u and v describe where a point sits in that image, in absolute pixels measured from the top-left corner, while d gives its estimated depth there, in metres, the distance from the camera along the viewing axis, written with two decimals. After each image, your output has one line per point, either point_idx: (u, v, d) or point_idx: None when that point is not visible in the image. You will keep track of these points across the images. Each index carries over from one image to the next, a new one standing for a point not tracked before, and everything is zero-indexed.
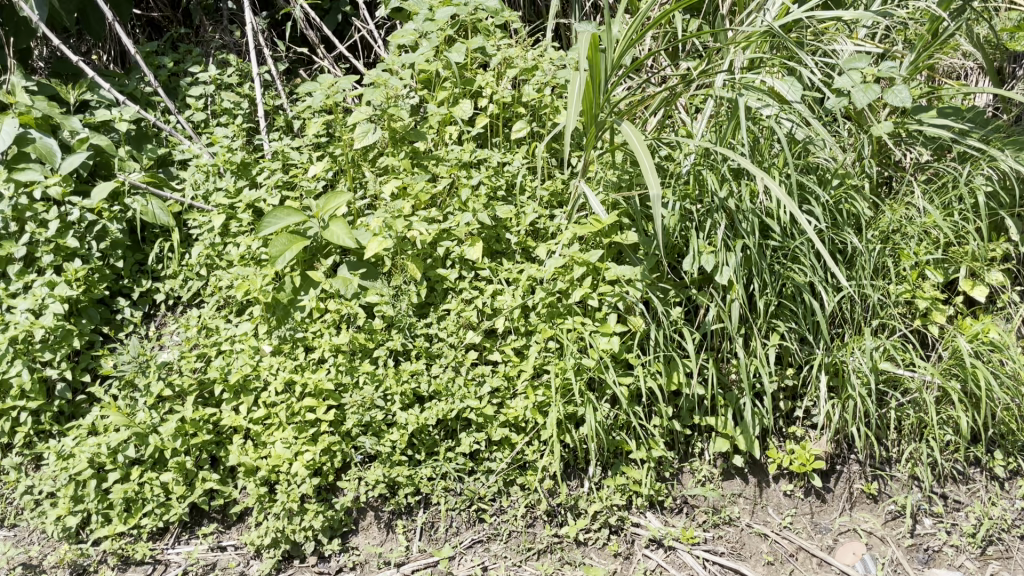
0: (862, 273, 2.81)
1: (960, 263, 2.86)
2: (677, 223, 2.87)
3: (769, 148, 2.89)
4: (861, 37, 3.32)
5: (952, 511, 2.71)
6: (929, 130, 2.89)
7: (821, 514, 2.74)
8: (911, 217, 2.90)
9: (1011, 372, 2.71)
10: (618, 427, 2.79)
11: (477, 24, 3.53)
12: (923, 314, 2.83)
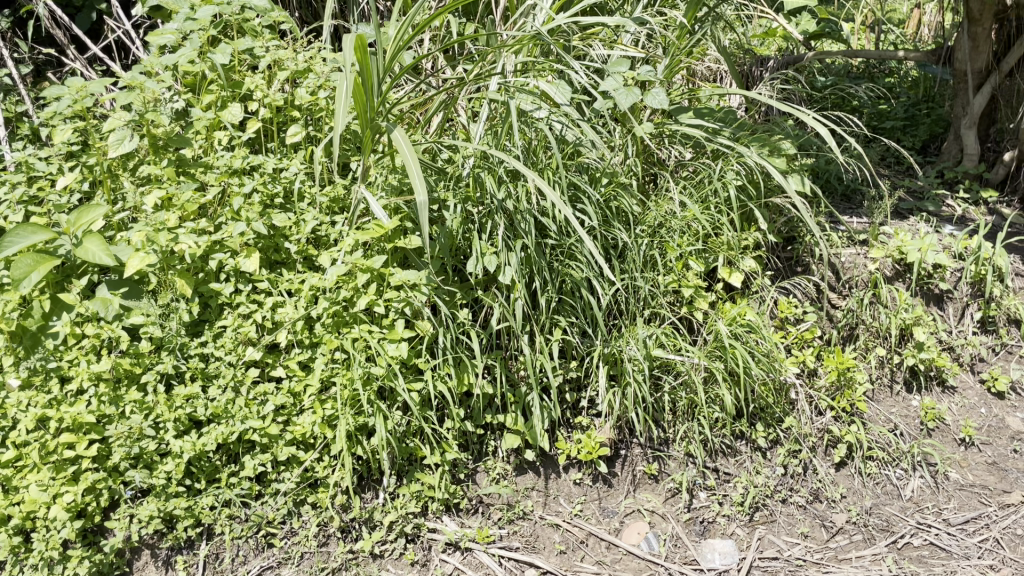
0: (634, 266, 2.98)
1: (718, 253, 3.09)
2: (460, 225, 2.89)
3: (542, 149, 3.00)
4: (625, 42, 3.51)
5: (722, 483, 2.87)
6: (685, 130, 3.12)
7: (609, 498, 2.86)
8: (673, 212, 3.12)
9: (766, 350, 2.95)
10: (411, 434, 2.77)
11: (244, 23, 3.36)
12: (688, 301, 3.03)
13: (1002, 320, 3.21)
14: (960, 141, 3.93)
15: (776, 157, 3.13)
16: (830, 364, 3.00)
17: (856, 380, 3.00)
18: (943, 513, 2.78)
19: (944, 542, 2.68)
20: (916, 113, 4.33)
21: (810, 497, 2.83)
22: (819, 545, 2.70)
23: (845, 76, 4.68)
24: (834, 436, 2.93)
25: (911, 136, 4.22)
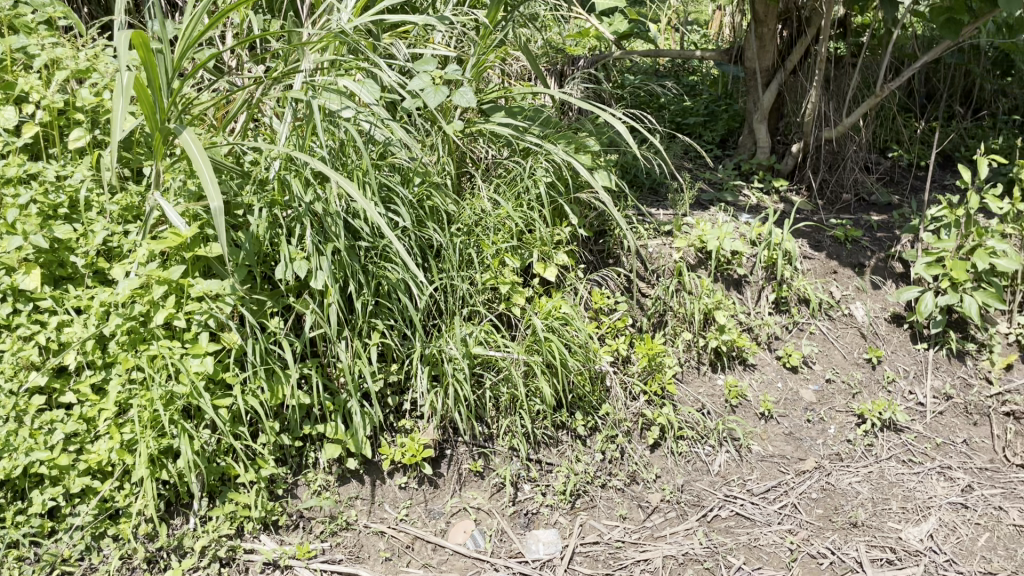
0: (450, 266, 2.97)
1: (532, 248, 3.15)
2: (267, 230, 2.75)
3: (351, 150, 2.93)
4: (434, 41, 3.51)
5: (545, 474, 2.93)
6: (494, 129, 3.16)
7: (435, 499, 2.84)
8: (487, 209, 3.15)
9: (581, 341, 3.03)
10: (222, 453, 2.64)
11: (15, 19, 3.09)
12: (506, 297, 3.06)
13: (794, 300, 3.48)
14: (754, 135, 4.21)
15: (582, 153, 3.23)
16: (641, 351, 3.12)
17: (665, 364, 3.15)
18: (748, 484, 2.94)
19: (749, 512, 2.83)
20: (715, 109, 4.63)
21: (627, 480, 2.93)
22: (636, 526, 2.80)
23: (652, 75, 4.90)
24: (647, 419, 3.06)
25: (711, 130, 4.52)
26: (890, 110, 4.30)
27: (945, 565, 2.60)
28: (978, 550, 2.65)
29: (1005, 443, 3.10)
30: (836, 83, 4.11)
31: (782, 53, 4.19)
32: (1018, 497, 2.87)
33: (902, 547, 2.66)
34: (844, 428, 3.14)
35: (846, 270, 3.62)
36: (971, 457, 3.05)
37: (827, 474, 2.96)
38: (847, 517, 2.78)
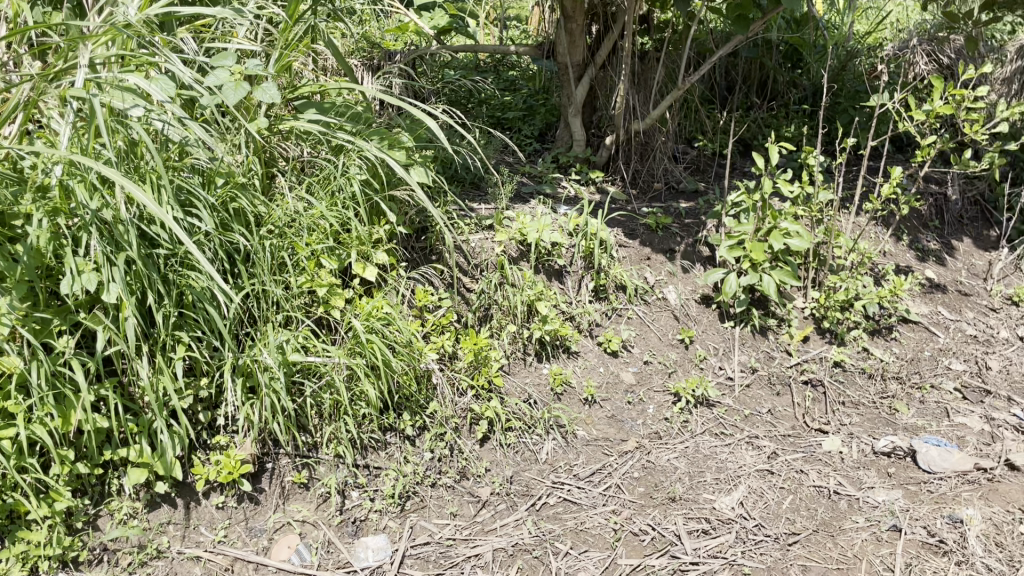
0: (261, 271, 2.84)
1: (350, 248, 3.06)
2: (48, 241, 2.50)
3: (144, 151, 2.73)
4: (235, 35, 3.34)
5: (373, 478, 2.85)
6: (302, 126, 3.04)
7: (256, 516, 2.71)
8: (299, 210, 3.03)
9: (404, 340, 2.97)
10: (9, 488, 2.42)
11: None
12: (324, 300, 2.95)
13: (612, 287, 3.58)
14: (570, 129, 4.31)
15: (396, 149, 3.19)
16: (467, 346, 3.10)
17: (491, 358, 3.14)
18: (574, 469, 3.00)
19: (576, 496, 2.89)
20: (533, 104, 4.70)
21: (458, 476, 2.91)
22: (466, 522, 2.78)
23: (472, 70, 4.92)
24: (475, 413, 3.05)
25: (529, 125, 4.59)
26: (693, 102, 4.52)
27: (755, 528, 2.73)
28: (783, 513, 2.79)
29: (805, 409, 3.31)
30: (643, 76, 4.27)
31: (592, 48, 4.30)
32: (817, 460, 3.05)
33: (716, 517, 2.78)
34: (662, 407, 3.27)
35: (659, 256, 3.78)
36: (776, 425, 3.23)
37: (647, 453, 3.07)
38: (666, 492, 2.89)
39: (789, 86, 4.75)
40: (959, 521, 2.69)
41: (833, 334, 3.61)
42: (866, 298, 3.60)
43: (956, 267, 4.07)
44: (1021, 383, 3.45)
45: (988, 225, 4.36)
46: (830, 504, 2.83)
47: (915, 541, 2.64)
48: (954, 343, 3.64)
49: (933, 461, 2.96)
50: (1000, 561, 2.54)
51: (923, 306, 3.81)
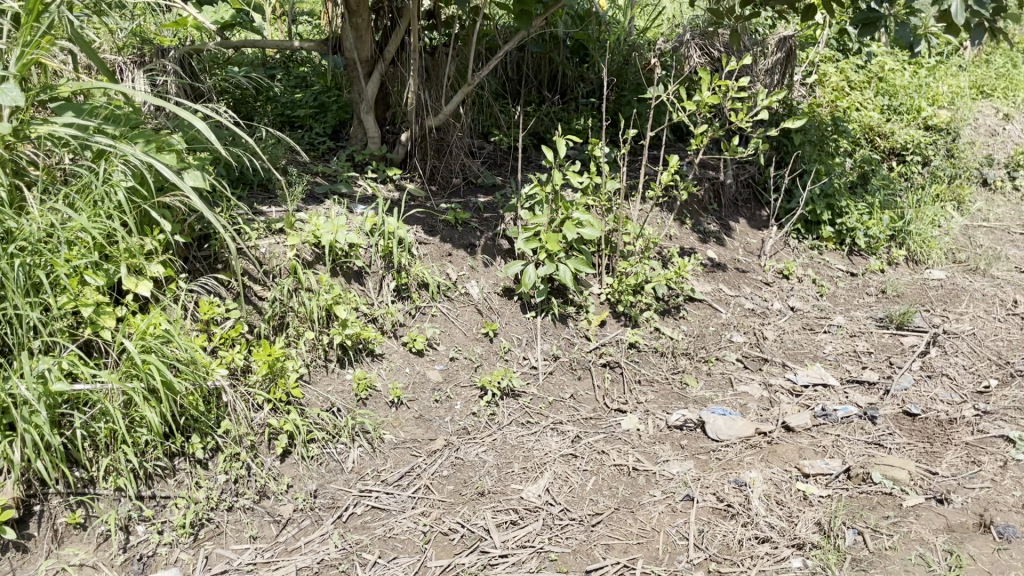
0: (12, 294, 2.54)
1: (120, 262, 2.81)
2: None
3: None
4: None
5: (160, 510, 2.64)
6: (53, 131, 2.74)
7: (24, 567, 2.45)
8: (56, 223, 2.74)
9: (187, 358, 2.76)
10: None
11: None
12: (91, 320, 2.69)
13: (413, 286, 3.53)
14: (363, 126, 4.21)
15: (165, 153, 2.96)
16: (260, 358, 2.92)
17: (287, 368, 2.99)
18: (381, 474, 2.92)
19: (384, 503, 2.81)
20: (325, 100, 4.55)
21: (257, 497, 2.75)
22: (267, 543, 2.64)
23: (258, 67, 4.69)
24: (273, 428, 2.89)
25: (321, 122, 4.43)
26: (485, 98, 4.55)
27: (561, 513, 2.78)
28: (587, 495, 2.86)
29: (604, 392, 3.42)
30: (433, 72, 4.24)
31: (379, 44, 4.21)
32: (617, 439, 3.16)
33: (523, 506, 2.80)
34: (469, 402, 3.25)
35: (459, 252, 3.77)
36: (578, 409, 3.32)
37: (455, 450, 3.04)
38: (475, 487, 2.88)
39: (577, 80, 4.89)
40: (744, 484, 2.85)
41: (627, 316, 3.76)
42: (655, 280, 3.77)
43: (734, 246, 4.36)
44: (794, 350, 3.74)
45: (759, 206, 4.70)
46: (629, 481, 2.93)
47: (707, 508, 2.77)
48: (735, 317, 3.90)
49: (721, 430, 3.15)
50: (780, 518, 2.69)
51: (706, 285, 4.05)
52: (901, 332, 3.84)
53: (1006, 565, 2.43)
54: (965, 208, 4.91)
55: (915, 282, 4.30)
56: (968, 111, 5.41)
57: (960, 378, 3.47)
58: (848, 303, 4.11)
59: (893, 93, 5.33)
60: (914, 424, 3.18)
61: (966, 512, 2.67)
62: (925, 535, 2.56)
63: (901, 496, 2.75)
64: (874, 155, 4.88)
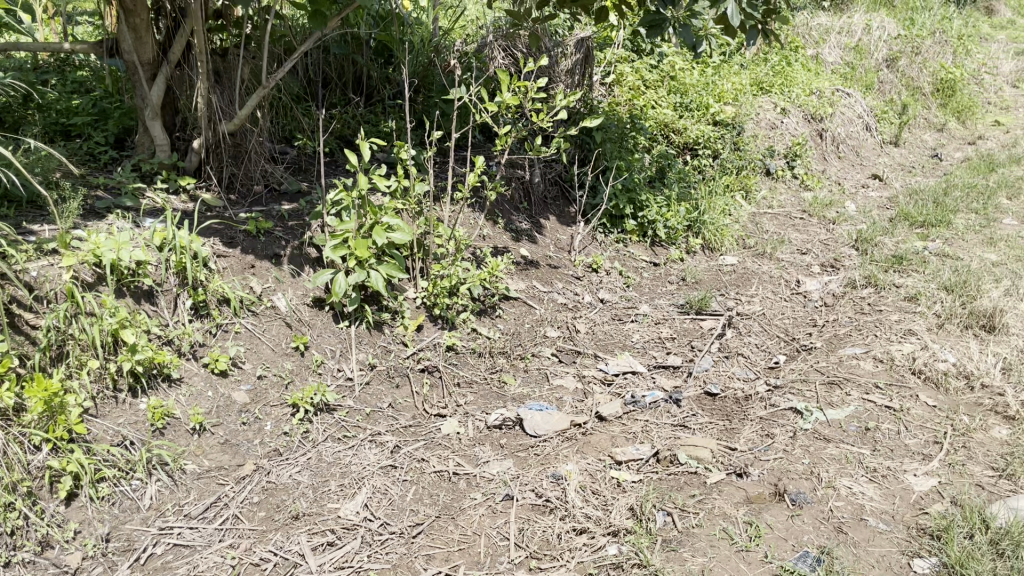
0: None
1: None
2: None
3: None
4: None
5: None
6: None
7: None
8: None
9: None
10: None
11: None
12: None
13: (212, 302, 3.25)
14: (149, 133, 3.90)
15: None
16: (34, 394, 2.58)
17: (68, 404, 2.69)
18: (184, 508, 2.71)
19: (187, 539, 2.61)
20: (106, 106, 4.19)
21: (38, 548, 2.48)
22: None
23: (28, 72, 4.25)
24: (55, 470, 2.60)
25: (101, 131, 4.06)
26: (285, 101, 4.37)
27: (379, 528, 2.69)
28: (407, 506, 2.78)
29: (423, 397, 3.32)
30: (225, 74, 4.01)
31: (162, 46, 3.93)
32: (438, 445, 3.08)
33: (340, 525, 2.69)
34: (280, 421, 3.06)
35: (263, 263, 3.50)
36: (397, 417, 3.20)
37: (266, 474, 2.86)
38: (288, 511, 2.73)
39: (382, 82, 4.79)
40: (560, 478, 2.89)
41: (444, 319, 3.68)
42: (470, 281, 3.74)
43: (545, 244, 4.43)
44: (604, 341, 3.85)
45: (567, 202, 4.81)
46: (450, 487, 2.88)
47: (526, 506, 2.78)
48: (549, 313, 3.97)
49: (538, 425, 3.17)
50: (596, 507, 2.74)
51: (520, 283, 4.08)
52: (701, 316, 4.05)
53: (798, 530, 2.60)
54: (752, 197, 5.31)
55: (710, 269, 4.56)
56: (749, 107, 5.77)
57: (753, 356, 3.70)
58: (652, 293, 4.29)
59: (683, 92, 5.61)
60: (714, 404, 3.36)
61: (763, 483, 2.84)
62: (728, 509, 2.70)
63: (705, 474, 2.89)
64: (670, 151, 5.14)
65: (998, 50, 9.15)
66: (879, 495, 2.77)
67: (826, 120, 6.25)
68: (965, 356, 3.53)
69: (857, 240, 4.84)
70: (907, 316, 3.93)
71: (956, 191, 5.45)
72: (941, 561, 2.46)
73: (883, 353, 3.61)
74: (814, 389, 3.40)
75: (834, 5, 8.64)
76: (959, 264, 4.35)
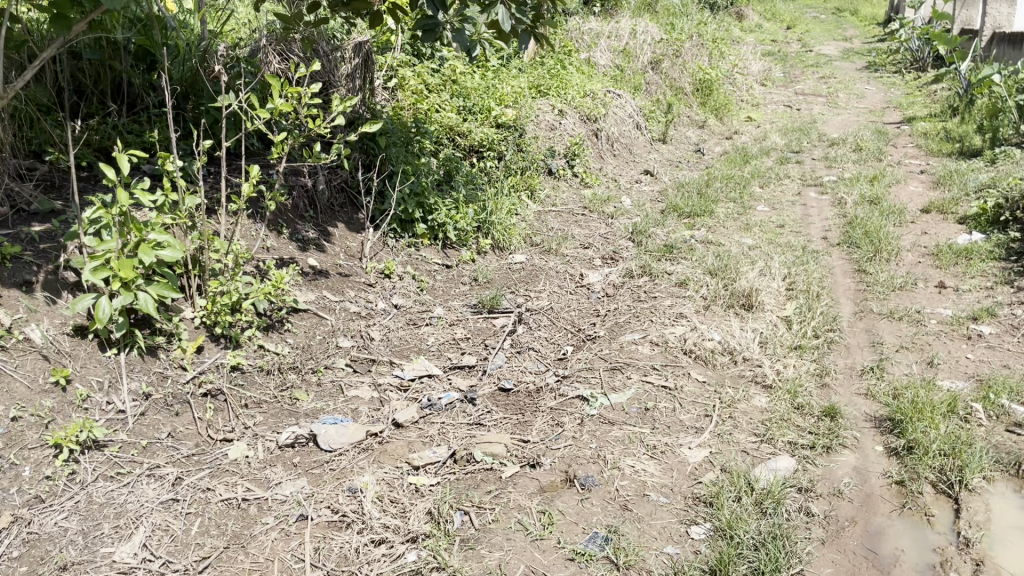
0: None
1: None
2: None
3: None
4: None
5: None
6: None
7: None
8: None
9: None
10: None
11: None
12: None
13: None
14: None
15: None
16: None
17: None
18: None
19: None
20: None
21: None
22: None
23: None
24: None
25: None
26: (30, 113, 3.95)
27: (161, 568, 2.49)
28: (192, 540, 2.60)
29: (207, 423, 3.10)
30: None
31: None
32: (225, 471, 2.90)
33: (116, 571, 2.46)
34: (41, 465, 2.72)
35: (11, 292, 3.14)
36: (178, 448, 2.97)
37: (27, 524, 2.54)
38: (53, 563, 2.45)
39: (146, 89, 4.47)
40: (356, 490, 2.82)
41: (227, 339, 3.42)
42: (254, 295, 3.47)
43: (334, 252, 4.27)
44: (399, 346, 3.80)
45: (356, 209, 4.68)
46: (239, 514, 2.72)
47: (321, 524, 2.69)
48: (341, 322, 3.82)
49: (333, 439, 3.07)
50: (394, 516, 2.71)
51: (309, 293, 3.88)
52: (493, 314, 4.13)
53: (588, 513, 2.72)
54: (536, 195, 5.49)
55: (500, 268, 4.66)
56: (529, 109, 5.96)
57: (542, 349, 3.83)
58: (445, 295, 4.32)
59: (466, 95, 5.67)
60: (507, 399, 3.44)
61: (555, 471, 2.94)
62: (522, 501, 2.77)
63: (500, 469, 2.95)
64: (455, 154, 5.19)
65: (747, 52, 10.09)
66: (659, 471, 2.95)
67: (600, 120, 6.59)
68: (729, 333, 3.84)
69: (633, 232, 5.14)
70: (679, 301, 4.21)
71: (716, 183, 5.95)
72: (714, 526, 2.66)
73: (659, 336, 3.85)
74: (598, 375, 3.57)
75: (603, 12, 9.16)
76: (721, 250, 4.74)
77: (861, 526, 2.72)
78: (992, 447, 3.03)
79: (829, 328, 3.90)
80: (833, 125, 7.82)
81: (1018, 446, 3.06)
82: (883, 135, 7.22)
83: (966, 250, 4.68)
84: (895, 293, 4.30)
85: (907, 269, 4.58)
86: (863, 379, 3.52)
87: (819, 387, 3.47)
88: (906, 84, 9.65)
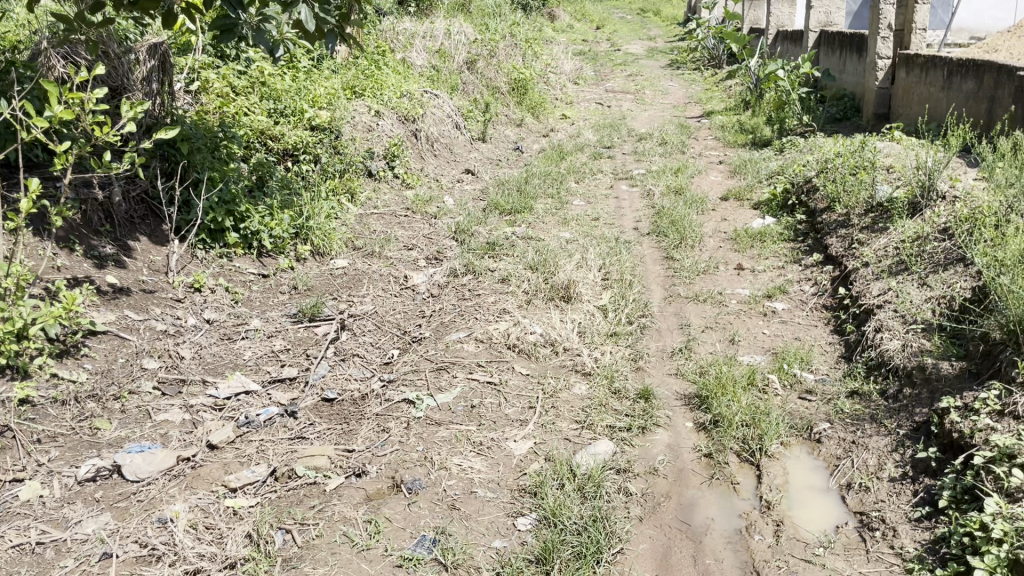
0: None
1: None
2: None
3: None
4: None
5: None
6: None
7: None
8: None
9: None
10: None
11: None
12: None
13: None
14: None
15: None
16: None
17: None
18: None
19: None
20: None
21: None
22: None
23: None
24: None
25: None
26: None
27: None
28: None
29: None
30: None
31: None
32: (15, 515, 2.63)
33: None
34: None
35: None
36: None
37: None
38: None
39: None
40: (166, 521, 2.64)
41: (14, 369, 3.10)
42: (42, 320, 3.14)
43: (136, 267, 4.00)
44: (213, 364, 3.60)
45: (159, 221, 4.40)
46: (33, 560, 2.48)
47: (128, 560, 2.49)
48: (146, 342, 3.57)
49: (139, 469, 2.87)
50: (209, 543, 2.57)
51: (109, 314, 3.61)
52: (314, 323, 4.01)
53: (415, 517, 2.70)
54: (357, 198, 5.43)
55: (322, 275, 4.55)
56: (344, 110, 5.83)
57: (367, 355, 3.76)
58: (263, 306, 4.15)
59: (276, 96, 5.46)
60: (330, 409, 3.36)
61: (380, 478, 2.90)
62: (347, 512, 2.71)
63: (324, 482, 2.88)
64: (268, 158, 5.00)
65: (560, 52, 10.41)
66: (485, 467, 2.97)
67: (419, 120, 6.57)
68: (549, 325, 3.94)
69: (456, 232, 5.16)
70: (501, 297, 4.27)
71: (535, 179, 6.09)
72: (539, 516, 2.71)
73: (483, 333, 3.89)
74: (424, 376, 3.56)
75: (417, 13, 9.16)
76: (540, 245, 4.85)
77: (675, 500, 2.87)
78: (787, 414, 3.29)
79: (641, 314, 4.10)
80: (641, 120, 8.22)
81: (809, 411, 3.34)
82: (686, 129, 7.67)
83: (760, 233, 5.05)
84: (700, 277, 4.58)
85: (710, 254, 4.89)
86: (674, 360, 3.72)
87: (634, 370, 3.63)
88: (705, 80, 10.31)
